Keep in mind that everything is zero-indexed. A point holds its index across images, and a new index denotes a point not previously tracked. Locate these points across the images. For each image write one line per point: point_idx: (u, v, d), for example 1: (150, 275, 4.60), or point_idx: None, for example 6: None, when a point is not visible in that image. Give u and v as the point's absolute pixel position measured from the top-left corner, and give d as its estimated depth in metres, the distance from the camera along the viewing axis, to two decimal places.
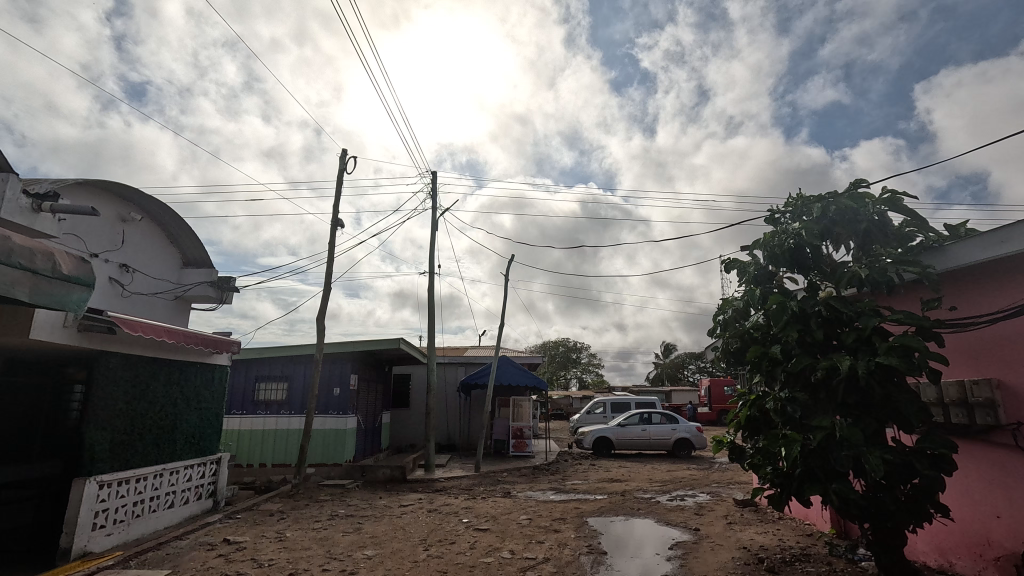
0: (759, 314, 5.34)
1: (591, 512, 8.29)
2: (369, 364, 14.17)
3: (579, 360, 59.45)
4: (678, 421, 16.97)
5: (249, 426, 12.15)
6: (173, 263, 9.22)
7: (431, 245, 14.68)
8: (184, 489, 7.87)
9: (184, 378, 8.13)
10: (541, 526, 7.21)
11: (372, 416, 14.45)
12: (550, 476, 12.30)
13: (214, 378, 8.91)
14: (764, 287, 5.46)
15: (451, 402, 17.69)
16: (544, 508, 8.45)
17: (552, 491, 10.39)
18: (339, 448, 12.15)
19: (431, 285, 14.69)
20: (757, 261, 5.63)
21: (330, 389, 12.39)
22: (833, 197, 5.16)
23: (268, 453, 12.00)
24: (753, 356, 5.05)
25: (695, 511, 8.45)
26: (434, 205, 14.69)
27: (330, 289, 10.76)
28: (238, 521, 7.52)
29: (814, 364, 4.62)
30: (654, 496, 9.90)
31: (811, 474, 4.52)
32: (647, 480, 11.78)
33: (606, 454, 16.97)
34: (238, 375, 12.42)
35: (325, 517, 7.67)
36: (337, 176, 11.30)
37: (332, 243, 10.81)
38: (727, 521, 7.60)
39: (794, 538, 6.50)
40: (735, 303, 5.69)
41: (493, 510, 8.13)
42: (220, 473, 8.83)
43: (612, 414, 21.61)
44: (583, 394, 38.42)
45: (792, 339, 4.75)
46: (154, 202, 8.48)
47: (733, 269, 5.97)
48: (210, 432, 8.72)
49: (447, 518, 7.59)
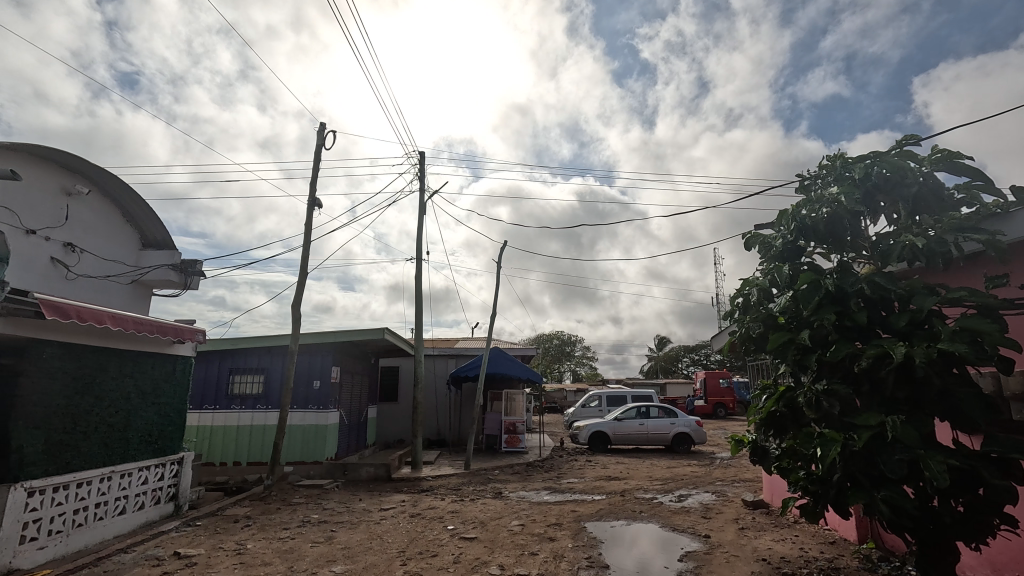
0: (786, 294, 4.60)
1: (590, 517, 7.59)
2: (353, 356, 13.38)
3: (573, 353, 58.97)
4: (677, 415, 16.35)
5: (223, 422, 11.36)
6: (130, 243, 8.39)
7: (418, 230, 13.86)
8: (137, 493, 7.08)
9: (139, 371, 7.32)
10: (534, 534, 6.50)
11: (357, 410, 13.70)
12: (544, 474, 11.64)
13: (176, 370, 8.10)
14: (792, 263, 4.73)
15: (440, 396, 16.97)
16: (538, 511, 7.73)
17: (546, 491, 9.69)
18: (320, 445, 11.38)
19: (419, 273, 13.88)
20: (784, 235, 4.90)
21: (309, 382, 11.63)
22: (876, 158, 4.43)
23: (243, 450, 11.22)
24: (779, 343, 4.30)
25: (702, 514, 7.75)
26: (422, 188, 13.83)
27: (306, 274, 9.94)
28: (198, 529, 6.76)
29: (855, 351, 3.86)
30: (656, 497, 9.21)
31: (853, 482, 3.77)
32: (647, 478, 11.12)
33: (602, 449, 16.34)
34: (212, 367, 11.60)
35: (294, 525, 6.92)
36: (315, 152, 10.44)
37: (308, 224, 9.96)
38: (739, 526, 6.95)
39: (817, 547, 5.89)
40: (757, 283, 4.95)
41: (482, 515, 7.40)
42: (183, 474, 8.05)
43: (608, 407, 20.99)
44: (578, 388, 37.82)
45: (828, 322, 4.00)
46: (104, 174, 7.66)
47: (755, 246, 5.25)
48: (172, 430, 7.95)
49: (431, 525, 6.87)
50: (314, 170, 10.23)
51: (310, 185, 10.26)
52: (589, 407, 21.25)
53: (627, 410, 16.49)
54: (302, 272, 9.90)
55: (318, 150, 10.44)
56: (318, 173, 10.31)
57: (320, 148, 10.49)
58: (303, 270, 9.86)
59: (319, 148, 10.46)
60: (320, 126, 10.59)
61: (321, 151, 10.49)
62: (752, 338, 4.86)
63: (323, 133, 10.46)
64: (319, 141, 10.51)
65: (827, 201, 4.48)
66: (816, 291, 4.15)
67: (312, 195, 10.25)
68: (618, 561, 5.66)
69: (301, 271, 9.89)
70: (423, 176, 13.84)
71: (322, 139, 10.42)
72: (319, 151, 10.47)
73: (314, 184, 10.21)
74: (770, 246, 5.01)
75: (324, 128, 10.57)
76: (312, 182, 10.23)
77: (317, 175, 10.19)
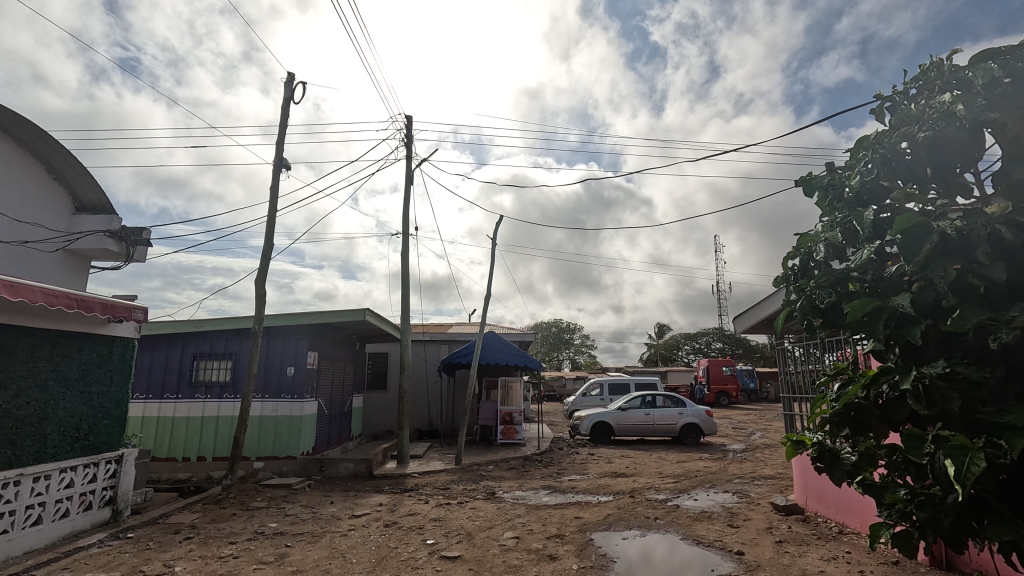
0: (868, 249, 3.42)
1: (596, 525, 6.47)
2: (333, 341, 12.19)
3: (572, 341, 58.08)
4: (684, 404, 15.26)
5: (185, 413, 10.20)
6: (58, 205, 7.21)
7: (406, 203, 12.60)
8: (58, 499, 5.94)
9: (60, 355, 6.17)
10: (531, 550, 5.39)
11: (339, 399, 12.57)
12: (544, 470, 10.52)
13: (112, 354, 6.92)
14: (877, 208, 3.52)
15: (432, 384, 15.85)
16: (534, 519, 6.59)
17: (545, 491, 8.56)
18: (294, 438, 10.23)
19: (406, 249, 12.65)
20: (861, 173, 3.68)
21: (283, 369, 10.48)
22: (1006, 54, 3.18)
23: (208, 445, 10.08)
24: (865, 313, 3.12)
25: (729, 522, 6.61)
26: (408, 155, 12.54)
27: (271, 245, 8.68)
28: (126, 543, 5.60)
29: (993, 320, 2.73)
30: (669, 498, 8.10)
31: (981, 502, 2.63)
32: (657, 475, 10.05)
33: (604, 440, 15.28)
34: (174, 352, 10.42)
35: (242, 538, 5.76)
36: (282, 106, 9.13)
37: (273, 188, 8.68)
38: (776, 539, 5.83)
39: (878, 569, 4.86)
40: (824, 236, 3.72)
41: (471, 524, 6.26)
42: (124, 474, 6.91)
43: (611, 396, 19.88)
44: (576, 376, 36.76)
45: (946, 281, 2.85)
46: (14, 119, 6.43)
47: (815, 192, 4.02)
48: (108, 424, 6.81)
49: (408, 538, 5.71)
50: (281, 126, 8.95)
51: (276, 144, 8.94)
52: (590, 396, 20.16)
53: (631, 399, 15.41)
54: (267, 244, 8.66)
55: (286, 104, 9.13)
56: (285, 131, 9.00)
57: (288, 103, 9.17)
58: (268, 241, 8.61)
59: (287, 102, 9.15)
60: (287, 78, 9.26)
61: (289, 107, 9.18)
62: (817, 309, 3.63)
63: (291, 85, 9.15)
64: (287, 94, 9.19)
65: (927, 121, 3.32)
66: (924, 237, 2.99)
67: (278, 156, 8.92)
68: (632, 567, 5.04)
69: (265, 242, 8.66)
70: (411, 143, 12.52)
71: (290, 92, 9.11)
72: (287, 105, 9.16)
73: (280, 143, 8.91)
74: (839, 190, 3.83)
75: (293, 80, 9.26)
76: (279, 140, 8.94)
77: (284, 131, 8.91)
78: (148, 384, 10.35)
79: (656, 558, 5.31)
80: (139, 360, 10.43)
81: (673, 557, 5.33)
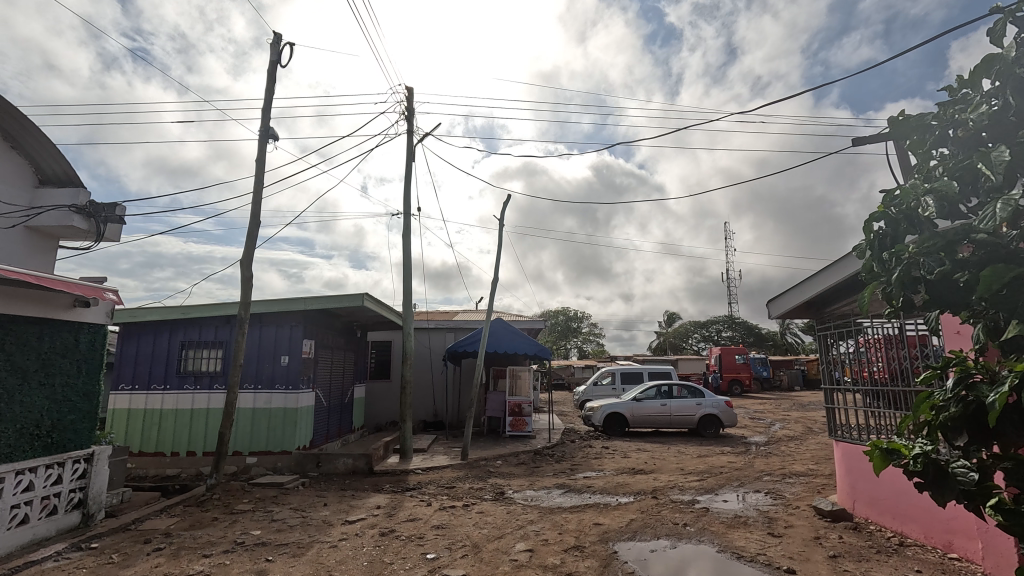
0: (997, 203, 2.59)
1: (619, 534, 5.71)
2: (331, 329, 11.50)
3: (580, 329, 57.44)
4: (703, 395, 14.48)
5: (174, 405, 9.57)
6: (15, 177, 6.45)
7: (406, 182, 11.80)
8: (16, 504, 5.29)
9: (15, 343, 5.52)
10: (546, 567, 4.66)
11: (339, 390, 11.92)
12: (557, 466, 9.79)
13: (78, 343, 6.27)
14: (1008, 146, 2.65)
15: (436, 373, 15.20)
16: (549, 526, 5.86)
17: (558, 491, 7.84)
18: (289, 431, 9.58)
19: (407, 230, 11.86)
20: (983, 104, 2.79)
21: (277, 358, 9.81)
22: None
23: (198, 439, 9.46)
24: (1003, 284, 2.31)
25: (768, 530, 5.85)
26: (409, 130, 11.70)
27: (258, 221, 7.90)
28: (86, 557, 4.93)
29: None
30: (695, 499, 7.35)
31: None
32: (678, 472, 9.30)
33: (618, 432, 14.57)
34: (161, 340, 9.77)
35: (218, 550, 5.08)
36: (270, 70, 8.33)
37: (259, 158, 7.89)
38: (829, 553, 5.05)
39: None
40: (931, 186, 2.89)
41: (479, 533, 5.53)
42: (95, 475, 6.26)
43: (623, 385, 19.14)
44: (584, 365, 36.00)
45: None
46: None
47: (910, 135, 3.15)
48: (74, 419, 6.18)
49: (405, 552, 4.99)
50: (268, 91, 8.15)
51: (262, 113, 8.13)
52: (601, 386, 19.42)
53: (646, 389, 14.65)
54: (253, 221, 7.90)
55: (274, 67, 8.32)
56: (272, 97, 8.19)
57: (276, 67, 8.37)
58: (254, 217, 7.85)
59: (275, 65, 8.35)
60: (275, 39, 8.45)
61: (277, 70, 8.36)
62: (922, 281, 2.82)
63: (278, 47, 8.33)
64: (274, 56, 8.39)
65: None
66: None
67: (264, 126, 8.11)
68: (636, 553, 5.12)
69: (252, 218, 7.90)
70: (412, 117, 11.68)
71: (277, 55, 8.30)
72: (274, 68, 8.35)
73: (266, 112, 8.10)
74: (943, 130, 2.99)
75: (280, 42, 8.43)
76: (267, 106, 8.16)
77: (271, 97, 8.11)
78: (134, 374, 9.72)
79: (672, 554, 5.12)
80: (124, 350, 9.79)
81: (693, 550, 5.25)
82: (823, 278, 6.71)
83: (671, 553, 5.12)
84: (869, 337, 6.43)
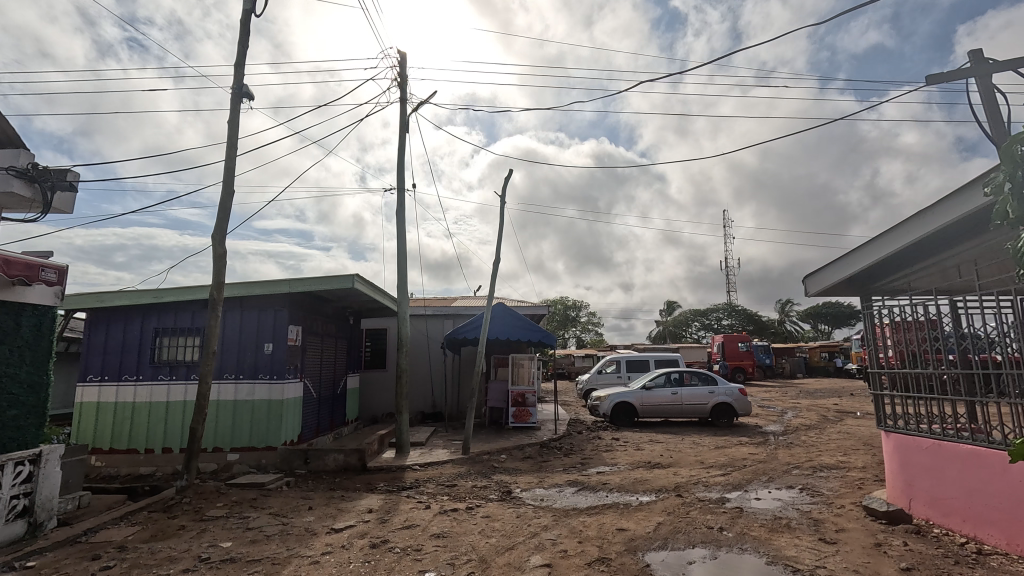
0: None
1: (649, 542, 4.91)
2: (320, 314, 10.65)
3: (579, 318, 56.78)
4: (716, 382, 13.75)
5: (147, 398, 8.74)
6: None
7: (399, 155, 10.91)
8: None
9: None
10: None
11: (331, 380, 11.14)
12: (566, 460, 9.02)
13: (19, 327, 5.42)
14: None
15: (434, 361, 14.42)
16: (567, 534, 5.06)
17: (571, 488, 7.08)
18: (274, 425, 8.76)
19: (401, 208, 10.97)
20: None
21: (260, 346, 8.97)
22: None
23: (174, 435, 8.65)
24: None
25: (818, 536, 5.08)
26: (403, 97, 10.78)
27: (231, 190, 7.02)
28: None
29: None
30: (725, 497, 6.59)
31: None
32: (699, 466, 8.55)
33: (627, 423, 13.82)
34: (133, 327, 8.92)
35: (177, 568, 4.26)
36: (243, 21, 7.42)
37: (232, 119, 6.99)
38: (902, 566, 4.30)
39: None
40: None
41: (487, 545, 4.71)
42: (43, 478, 5.43)
43: (629, 373, 18.39)
44: (584, 354, 35.26)
45: None
46: None
47: None
48: (16, 415, 5.35)
49: (399, 568, 4.19)
50: (241, 44, 7.24)
51: (234, 69, 7.23)
52: (606, 374, 18.67)
53: (655, 376, 13.90)
54: (225, 191, 7.03)
55: (248, 18, 7.41)
56: (245, 49, 7.26)
57: (250, 17, 7.45)
58: (228, 185, 6.98)
59: (248, 16, 7.43)
60: None
61: (251, 20, 7.44)
62: None
63: None
64: (248, 5, 7.46)
65: None
66: None
67: (236, 84, 7.20)
68: (669, 565, 4.39)
69: (225, 187, 7.03)
70: (405, 83, 10.76)
71: (252, 3, 7.38)
72: (247, 19, 7.44)
73: (240, 67, 7.20)
74: None
75: None
76: (240, 61, 7.25)
77: (244, 49, 7.19)
78: (103, 365, 8.87)
79: (716, 568, 4.31)
80: (92, 339, 8.93)
81: (738, 561, 4.48)
82: (880, 244, 5.81)
83: (712, 566, 4.35)
84: (910, 318, 5.79)
